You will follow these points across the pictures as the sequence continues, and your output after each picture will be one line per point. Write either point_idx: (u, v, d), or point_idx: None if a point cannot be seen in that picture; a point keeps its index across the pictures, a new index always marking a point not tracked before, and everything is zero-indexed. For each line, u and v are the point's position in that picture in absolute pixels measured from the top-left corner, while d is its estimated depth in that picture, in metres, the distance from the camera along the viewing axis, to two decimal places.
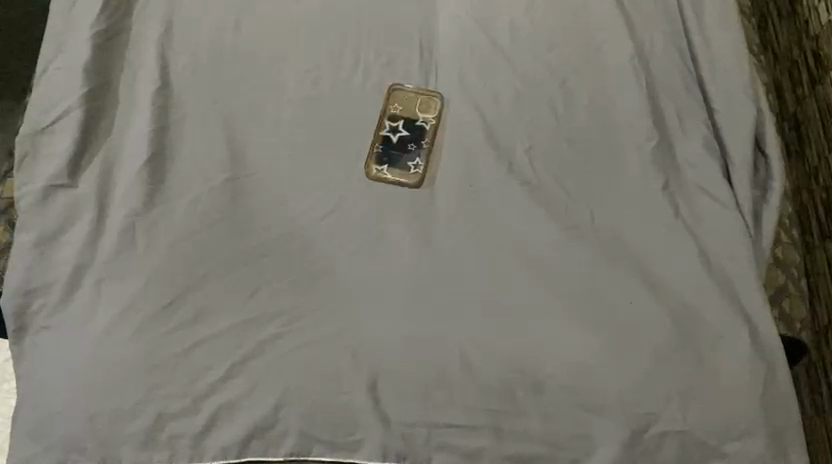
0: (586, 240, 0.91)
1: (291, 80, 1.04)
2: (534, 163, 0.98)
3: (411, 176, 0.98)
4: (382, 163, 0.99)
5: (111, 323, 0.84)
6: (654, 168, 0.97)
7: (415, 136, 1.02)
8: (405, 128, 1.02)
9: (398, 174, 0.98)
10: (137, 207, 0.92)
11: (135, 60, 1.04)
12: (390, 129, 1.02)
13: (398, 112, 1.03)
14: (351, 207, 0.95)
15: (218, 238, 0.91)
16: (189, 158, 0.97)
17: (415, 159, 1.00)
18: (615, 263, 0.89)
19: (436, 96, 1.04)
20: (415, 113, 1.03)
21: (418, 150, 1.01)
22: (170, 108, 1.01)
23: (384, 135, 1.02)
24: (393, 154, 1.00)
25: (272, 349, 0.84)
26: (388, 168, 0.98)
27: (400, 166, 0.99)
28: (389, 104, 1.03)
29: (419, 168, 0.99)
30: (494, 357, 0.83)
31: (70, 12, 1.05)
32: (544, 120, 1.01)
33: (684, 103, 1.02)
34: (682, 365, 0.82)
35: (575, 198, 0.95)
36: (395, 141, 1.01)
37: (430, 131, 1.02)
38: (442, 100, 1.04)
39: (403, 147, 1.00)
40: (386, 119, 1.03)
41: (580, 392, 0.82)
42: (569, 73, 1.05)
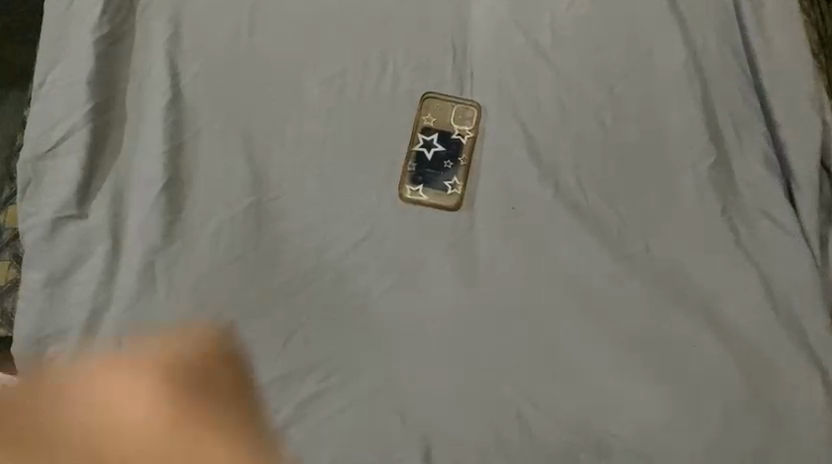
0: (642, 272, 0.85)
1: (313, 88, 0.94)
2: (582, 183, 0.90)
3: (448, 199, 0.90)
4: (417, 184, 0.90)
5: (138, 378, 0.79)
6: (713, 189, 0.90)
7: (451, 150, 0.92)
8: (439, 142, 0.93)
9: (434, 197, 0.89)
10: (154, 242, 0.84)
11: (140, 67, 0.94)
12: (423, 143, 0.93)
13: (431, 124, 0.93)
14: (382, 235, 0.87)
15: (244, 277, 0.84)
16: (208, 178, 0.89)
17: (452, 179, 0.91)
18: (674, 300, 0.84)
19: (472, 105, 0.94)
20: (450, 124, 0.93)
21: (455, 167, 0.92)
22: (183, 124, 0.91)
23: (417, 151, 0.92)
24: (428, 173, 0.91)
25: (314, 411, 0.79)
26: (424, 190, 0.90)
27: (436, 187, 0.90)
28: (421, 115, 0.94)
29: (457, 189, 0.90)
30: (547, 414, 0.79)
31: (66, 13, 0.94)
32: (592, 134, 0.93)
33: (739, 113, 0.94)
34: (746, 421, 0.79)
35: (629, 223, 0.89)
36: (429, 157, 0.92)
37: (467, 144, 0.93)
38: (478, 109, 0.94)
39: (438, 165, 0.92)
40: (419, 131, 0.93)
41: (646, 456, 0.78)
42: (615, 77, 0.95)
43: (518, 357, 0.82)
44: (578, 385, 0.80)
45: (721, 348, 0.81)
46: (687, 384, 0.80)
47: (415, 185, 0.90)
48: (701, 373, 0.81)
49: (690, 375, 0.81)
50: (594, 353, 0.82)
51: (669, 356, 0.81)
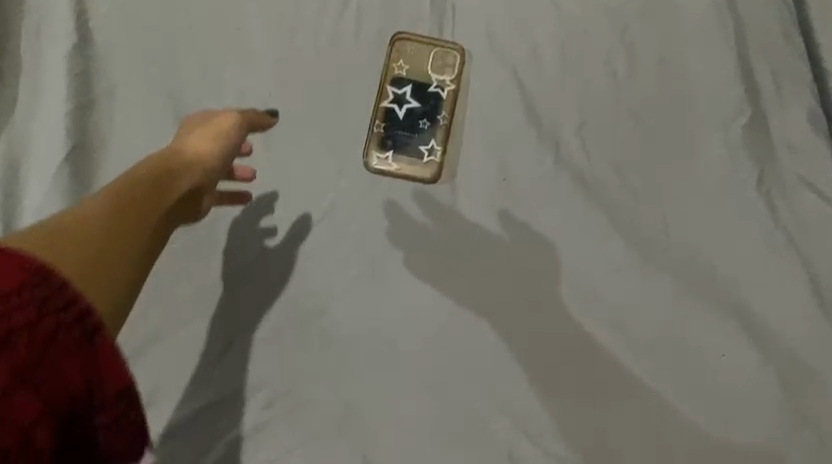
0: (657, 259, 0.71)
1: (258, 31, 0.77)
2: (588, 147, 0.75)
3: (425, 167, 0.74)
4: (387, 149, 0.75)
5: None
6: (746, 153, 0.74)
7: (428, 108, 0.77)
8: (414, 97, 0.77)
9: (408, 166, 0.75)
10: None
11: (40, 4, 0.76)
12: (394, 97, 0.76)
13: (404, 74, 0.77)
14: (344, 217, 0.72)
15: (174, 272, 0.70)
16: (125, 144, 0.72)
17: (429, 142, 0.75)
18: (694, 295, 0.70)
19: (453, 49, 0.77)
20: (428, 73, 0.77)
21: (433, 127, 0.76)
22: (93, 75, 0.74)
23: (387, 107, 0.76)
24: (400, 136, 0.76)
25: (255, 447, 0.64)
26: (395, 155, 0.75)
27: (409, 154, 0.75)
28: (392, 62, 0.77)
29: (436, 155, 0.75)
30: (543, 447, 0.65)
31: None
32: (599, 86, 0.76)
33: (778, 57, 0.77)
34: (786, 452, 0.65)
35: (642, 196, 0.73)
36: (402, 115, 0.76)
37: (448, 98, 0.76)
38: (462, 54, 0.77)
39: (412, 125, 0.76)
40: (389, 83, 0.77)
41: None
42: (627, 15, 0.78)
43: (505, 372, 0.67)
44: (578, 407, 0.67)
45: (751, 359, 0.67)
46: (710, 403, 0.66)
47: (384, 150, 0.75)
48: (727, 388, 0.67)
49: (715, 393, 0.67)
50: (600, 365, 0.68)
51: (688, 370, 0.67)
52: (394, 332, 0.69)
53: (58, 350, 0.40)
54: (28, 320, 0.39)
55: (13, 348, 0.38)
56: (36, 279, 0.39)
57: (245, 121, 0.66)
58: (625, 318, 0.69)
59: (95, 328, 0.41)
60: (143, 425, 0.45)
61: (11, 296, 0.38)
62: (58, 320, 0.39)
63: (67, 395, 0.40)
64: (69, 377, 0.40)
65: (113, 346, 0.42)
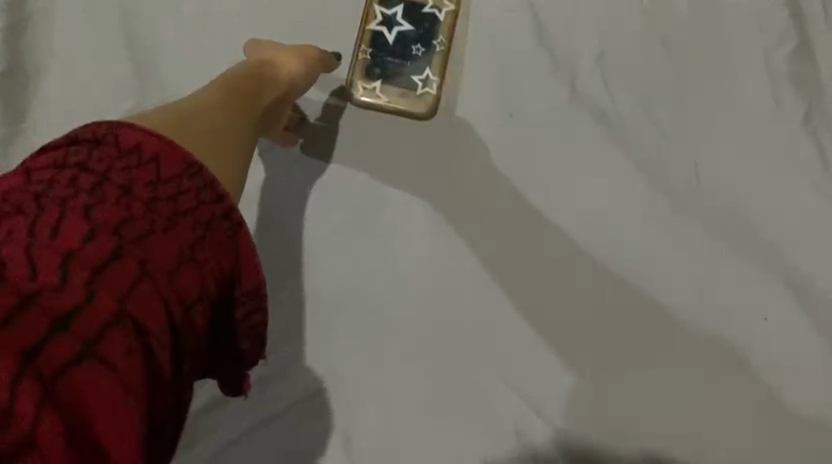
0: (682, 206, 0.62)
1: None
2: (606, 78, 0.65)
3: (418, 101, 0.65)
4: (374, 79, 0.66)
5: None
6: (787, 85, 0.64)
7: (423, 31, 0.67)
8: (406, 19, 0.67)
9: (399, 99, 0.65)
10: None
11: None
12: (384, 19, 0.66)
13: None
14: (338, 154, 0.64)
15: None
16: (69, 73, 0.62)
17: (424, 72, 0.66)
18: (723, 246, 0.61)
19: None
20: None
21: (428, 54, 0.66)
22: None
23: (375, 30, 0.66)
24: (390, 64, 0.67)
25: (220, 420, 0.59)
26: (383, 85, 0.66)
27: (400, 85, 0.66)
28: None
29: (431, 87, 0.65)
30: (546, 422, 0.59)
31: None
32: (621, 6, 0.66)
33: None
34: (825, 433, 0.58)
35: (668, 134, 0.64)
36: (392, 39, 0.67)
37: (446, 21, 0.66)
38: None
39: (404, 52, 0.67)
40: (379, 2, 0.66)
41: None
42: None
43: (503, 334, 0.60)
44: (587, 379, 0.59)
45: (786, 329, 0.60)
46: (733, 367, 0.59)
47: (371, 81, 0.66)
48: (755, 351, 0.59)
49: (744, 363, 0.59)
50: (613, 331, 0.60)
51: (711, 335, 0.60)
52: (381, 290, 0.61)
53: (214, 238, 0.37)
54: (186, 204, 0.36)
55: (176, 231, 0.35)
56: (195, 168, 0.37)
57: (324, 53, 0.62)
58: (644, 276, 0.61)
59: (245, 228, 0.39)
60: (261, 338, 0.43)
61: (168, 177, 0.36)
62: (212, 210, 0.37)
63: (217, 293, 0.37)
64: (221, 273, 0.37)
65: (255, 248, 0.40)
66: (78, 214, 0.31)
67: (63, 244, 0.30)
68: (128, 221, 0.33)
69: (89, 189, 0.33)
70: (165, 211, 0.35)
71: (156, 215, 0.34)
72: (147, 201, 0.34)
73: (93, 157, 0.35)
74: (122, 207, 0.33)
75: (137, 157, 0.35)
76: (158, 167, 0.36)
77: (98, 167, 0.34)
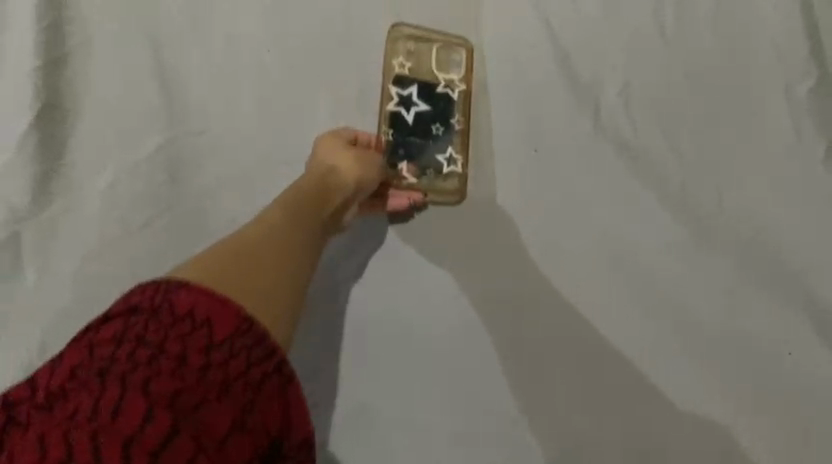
0: (708, 240, 0.63)
1: None
2: (631, 110, 0.66)
3: (446, 180, 0.64)
4: (398, 163, 0.65)
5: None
6: (808, 118, 0.66)
7: (440, 110, 0.65)
8: (422, 98, 0.66)
9: (431, 178, 0.64)
10: (17, 205, 0.59)
11: None
12: (400, 99, 0.65)
13: (407, 72, 0.66)
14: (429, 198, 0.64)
15: (151, 252, 0.60)
16: (103, 106, 0.62)
17: (446, 150, 0.65)
18: (745, 277, 0.63)
19: (462, 44, 0.66)
20: (434, 72, 0.66)
21: (448, 133, 0.65)
22: (60, 23, 0.63)
23: (394, 111, 0.65)
24: (413, 144, 0.65)
25: None
26: (412, 171, 0.64)
27: (426, 164, 0.65)
28: (392, 59, 0.66)
29: (456, 166, 0.64)
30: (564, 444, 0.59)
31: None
32: (646, 38, 0.67)
33: None
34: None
35: (691, 167, 0.65)
36: (412, 119, 0.65)
37: (461, 100, 0.66)
38: (470, 48, 0.66)
39: (425, 132, 0.65)
40: (391, 82, 0.65)
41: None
42: None
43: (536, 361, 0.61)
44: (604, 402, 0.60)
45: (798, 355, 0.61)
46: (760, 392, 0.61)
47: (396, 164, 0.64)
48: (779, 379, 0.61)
49: (755, 388, 0.61)
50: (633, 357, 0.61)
51: (726, 361, 0.61)
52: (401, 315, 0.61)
53: (265, 392, 0.40)
54: (242, 366, 0.40)
55: (231, 395, 0.38)
56: (244, 325, 0.41)
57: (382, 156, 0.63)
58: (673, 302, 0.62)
59: (292, 376, 0.42)
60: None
61: (222, 339, 0.39)
62: (263, 369, 0.40)
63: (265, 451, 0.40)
64: (267, 428, 0.40)
65: (303, 399, 0.43)
66: (138, 390, 0.36)
67: (125, 426, 0.34)
68: (181, 394, 0.37)
69: (146, 362, 0.37)
70: (218, 378, 0.38)
71: (210, 378, 0.38)
72: (211, 361, 0.38)
73: (152, 323, 0.39)
74: (180, 379, 0.37)
75: (190, 322, 0.39)
76: (210, 329, 0.39)
77: (155, 334, 0.39)
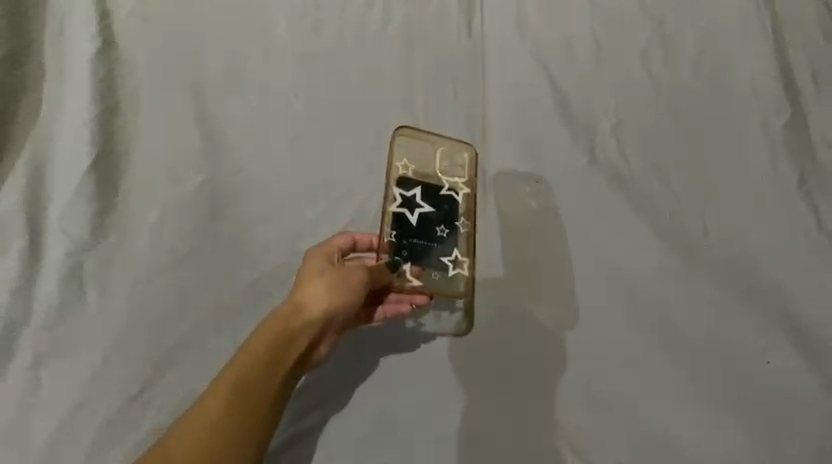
0: (702, 259, 0.68)
1: (282, 27, 0.76)
2: (623, 145, 0.73)
3: (452, 282, 0.63)
4: (400, 265, 0.62)
5: (21, 435, 0.58)
6: (786, 152, 0.73)
7: (445, 212, 0.64)
8: (427, 200, 0.63)
9: (439, 280, 0.63)
10: (80, 237, 0.66)
11: (63, 6, 0.74)
12: (403, 201, 0.63)
13: (410, 173, 0.64)
14: (434, 322, 0.64)
15: (197, 277, 0.66)
16: (151, 148, 0.70)
17: (452, 253, 0.63)
18: (743, 292, 0.67)
19: (463, 153, 0.67)
20: (437, 174, 0.65)
21: (453, 236, 0.64)
22: (117, 78, 0.72)
23: (397, 212, 0.63)
24: (416, 247, 0.63)
25: None
26: (418, 277, 0.62)
27: (432, 269, 0.63)
28: (395, 161, 0.65)
29: (461, 269, 0.63)
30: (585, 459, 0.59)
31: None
32: (634, 82, 0.75)
33: (816, 52, 0.77)
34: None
35: (680, 194, 0.71)
36: (415, 221, 0.63)
37: (464, 203, 0.65)
38: (470, 156, 0.67)
39: (429, 235, 0.63)
40: (394, 184, 0.64)
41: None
42: (665, 8, 0.78)
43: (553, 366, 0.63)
44: None
45: (802, 359, 0.64)
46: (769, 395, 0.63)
47: (400, 263, 0.62)
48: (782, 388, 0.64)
49: None
50: None
51: None
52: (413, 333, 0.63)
53: None
54: None
55: None
56: None
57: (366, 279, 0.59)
58: (668, 322, 0.66)
59: None
60: None
61: None
62: None
63: None
64: None
65: None
66: None
67: None
68: None
69: None
70: None
71: None
72: None
73: None
74: None
75: None
76: None
77: None
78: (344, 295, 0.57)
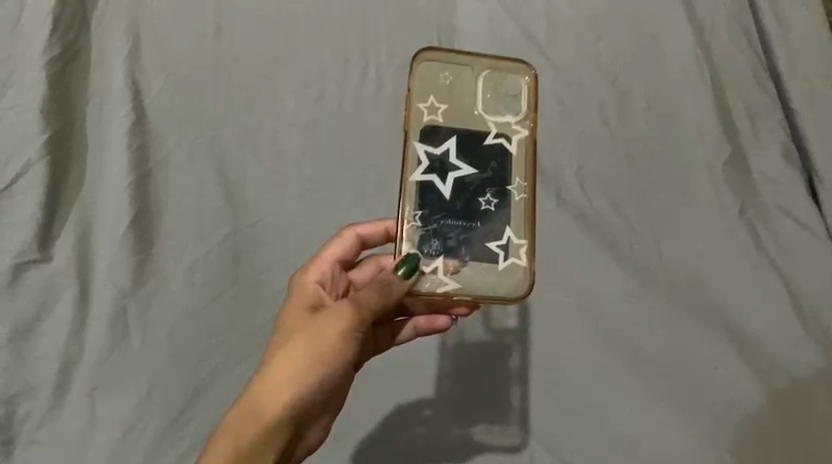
0: (654, 284, 0.80)
1: (289, 96, 0.88)
2: (586, 187, 0.84)
3: (503, 274, 0.63)
4: (435, 261, 0.62)
5: (86, 456, 0.71)
6: (729, 187, 0.84)
7: (487, 174, 0.64)
8: (463, 161, 0.64)
9: (481, 274, 0.63)
10: (123, 287, 0.77)
11: (101, 87, 0.86)
12: (434, 166, 0.64)
13: (441, 121, 0.65)
14: (485, 434, 0.73)
15: (224, 316, 0.78)
16: (180, 206, 0.82)
17: (503, 233, 0.63)
18: (691, 312, 0.79)
19: (504, 91, 0.66)
20: (474, 120, 0.65)
21: (501, 208, 0.64)
22: (149, 148, 0.84)
23: (425, 180, 0.63)
24: (452, 228, 0.63)
25: None
26: (452, 283, 0.62)
27: (472, 259, 0.63)
28: (424, 106, 0.65)
29: (514, 256, 0.63)
30: (562, 457, 0.72)
31: (13, 19, 0.85)
32: (595, 132, 0.87)
33: (753, 100, 0.88)
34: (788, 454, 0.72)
35: (637, 227, 0.82)
36: (449, 192, 0.63)
37: (510, 164, 0.65)
38: (514, 96, 0.66)
39: (471, 212, 0.63)
40: (422, 140, 0.64)
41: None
42: (619, 67, 0.90)
43: (529, 379, 0.75)
44: (584, 414, 0.74)
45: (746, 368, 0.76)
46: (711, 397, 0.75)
47: (431, 261, 0.62)
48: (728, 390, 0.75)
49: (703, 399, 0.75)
50: (606, 378, 0.75)
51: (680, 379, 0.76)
52: (413, 354, 0.76)
53: None
54: None
55: None
56: None
57: (356, 321, 0.61)
58: (631, 340, 0.77)
59: None
60: None
61: None
62: None
63: None
64: None
65: None
66: None
67: None
68: None
69: None
70: None
71: None
72: None
73: None
74: None
75: None
76: None
77: None
78: (322, 352, 0.61)
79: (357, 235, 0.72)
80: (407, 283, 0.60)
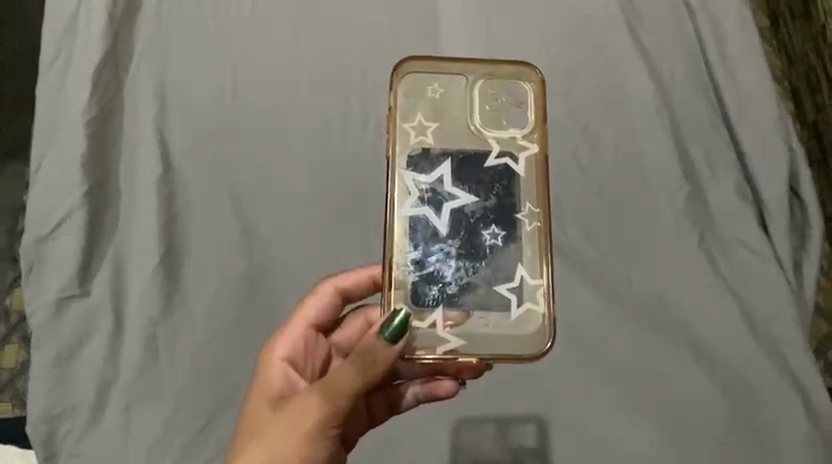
0: (625, 307, 0.89)
1: (298, 146, 0.99)
2: (562, 221, 0.94)
3: (516, 327, 0.66)
4: (435, 312, 0.65)
5: None
6: (689, 220, 0.94)
7: (490, 202, 0.68)
8: (461, 189, 0.68)
9: (489, 326, 0.66)
10: (154, 317, 0.88)
11: (132, 141, 0.97)
12: (426, 200, 0.67)
13: (432, 141, 0.69)
14: None
15: (242, 341, 0.88)
16: (202, 246, 0.93)
17: (515, 273, 0.67)
18: (656, 330, 0.88)
19: (500, 103, 0.71)
20: (468, 138, 0.69)
21: (507, 241, 0.67)
22: (175, 195, 0.95)
23: (416, 213, 0.67)
24: (452, 265, 0.67)
25: None
26: (457, 344, 0.65)
27: (480, 307, 0.66)
28: (413, 124, 0.69)
29: (528, 300, 0.66)
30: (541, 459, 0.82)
31: (58, 85, 0.98)
32: (569, 173, 0.97)
33: (709, 143, 1.00)
34: (742, 453, 0.82)
35: (608, 257, 0.92)
36: (445, 228, 0.67)
37: (520, 198, 0.68)
38: (512, 109, 0.71)
39: (475, 246, 0.67)
40: (407, 166, 0.68)
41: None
42: (589, 115, 1.01)
43: (516, 391, 0.85)
44: (560, 421, 0.83)
45: (706, 377, 0.86)
46: (674, 404, 0.85)
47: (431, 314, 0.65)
48: (690, 397, 0.85)
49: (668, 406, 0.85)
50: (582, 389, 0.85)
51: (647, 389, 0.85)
52: None
53: None
54: None
55: None
56: None
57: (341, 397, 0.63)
58: (605, 356, 0.87)
59: None
60: None
61: None
62: None
63: None
64: None
65: None
66: None
67: None
68: None
69: None
70: None
71: None
72: None
73: None
74: None
75: None
76: None
77: None
78: (300, 433, 0.64)
79: (336, 291, 0.77)
80: (395, 348, 0.60)
